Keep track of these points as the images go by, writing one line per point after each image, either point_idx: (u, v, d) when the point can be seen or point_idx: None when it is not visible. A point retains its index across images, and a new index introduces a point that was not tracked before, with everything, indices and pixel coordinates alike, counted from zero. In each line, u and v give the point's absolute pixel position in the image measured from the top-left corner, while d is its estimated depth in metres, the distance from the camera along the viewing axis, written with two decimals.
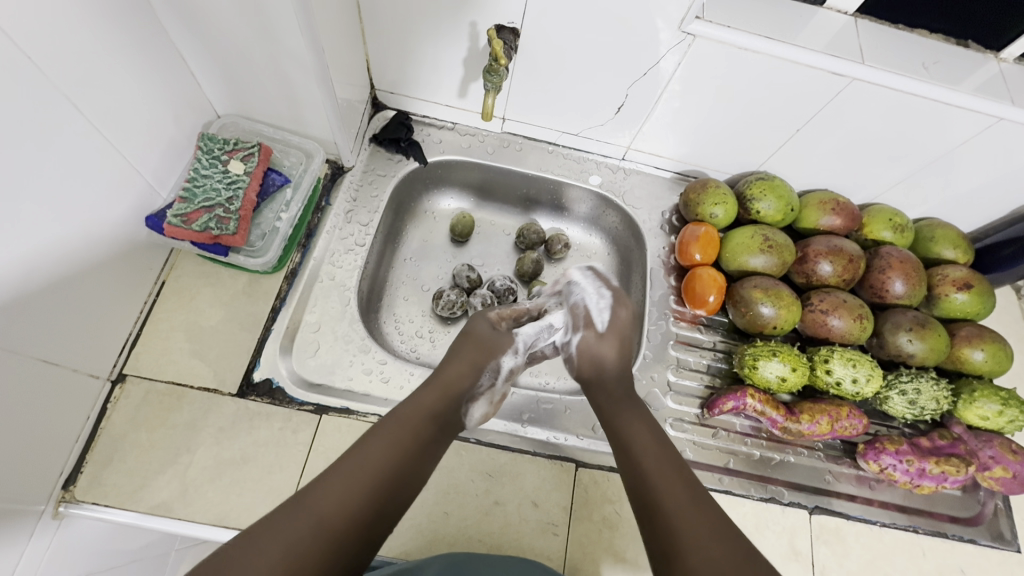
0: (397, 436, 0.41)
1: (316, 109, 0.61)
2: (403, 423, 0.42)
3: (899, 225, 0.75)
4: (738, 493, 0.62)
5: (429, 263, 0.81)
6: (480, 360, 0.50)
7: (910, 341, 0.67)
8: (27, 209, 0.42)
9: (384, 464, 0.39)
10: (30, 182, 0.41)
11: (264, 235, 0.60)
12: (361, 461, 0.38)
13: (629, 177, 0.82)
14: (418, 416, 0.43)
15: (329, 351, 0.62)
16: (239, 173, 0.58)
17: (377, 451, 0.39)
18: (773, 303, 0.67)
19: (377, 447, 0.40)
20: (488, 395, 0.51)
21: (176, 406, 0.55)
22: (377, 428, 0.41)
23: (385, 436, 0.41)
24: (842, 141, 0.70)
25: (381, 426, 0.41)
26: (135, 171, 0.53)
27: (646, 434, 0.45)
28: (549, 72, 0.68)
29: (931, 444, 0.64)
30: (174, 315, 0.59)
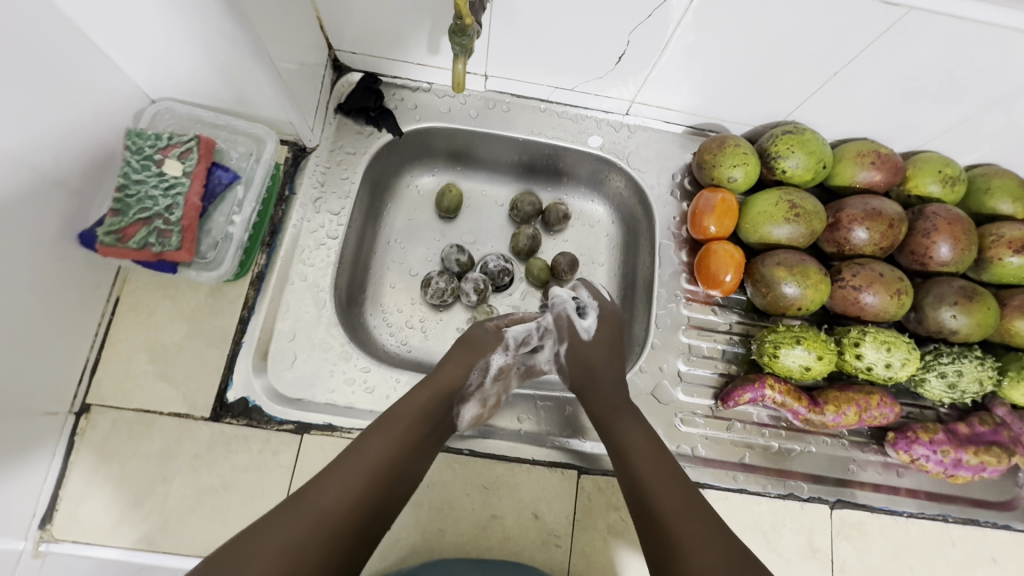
0: (393, 434, 0.44)
1: (261, 88, 0.52)
2: (400, 420, 0.45)
3: (949, 177, 0.65)
4: (755, 491, 0.58)
5: (415, 245, 0.74)
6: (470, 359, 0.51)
7: (953, 317, 0.60)
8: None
9: (379, 465, 0.41)
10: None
11: (216, 244, 0.51)
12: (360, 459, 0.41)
13: (635, 135, 0.72)
14: (412, 415, 0.46)
15: (307, 361, 0.57)
16: (178, 175, 0.49)
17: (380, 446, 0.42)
18: (798, 283, 0.59)
19: (374, 447, 0.42)
20: (479, 395, 0.53)
21: (146, 434, 0.51)
22: (392, 415, 0.45)
23: (380, 435, 0.43)
24: (891, 83, 0.59)
25: (380, 425, 0.44)
26: (53, 183, 0.45)
27: (650, 451, 0.47)
28: (535, 21, 0.57)
29: (970, 431, 0.58)
30: (133, 334, 0.54)
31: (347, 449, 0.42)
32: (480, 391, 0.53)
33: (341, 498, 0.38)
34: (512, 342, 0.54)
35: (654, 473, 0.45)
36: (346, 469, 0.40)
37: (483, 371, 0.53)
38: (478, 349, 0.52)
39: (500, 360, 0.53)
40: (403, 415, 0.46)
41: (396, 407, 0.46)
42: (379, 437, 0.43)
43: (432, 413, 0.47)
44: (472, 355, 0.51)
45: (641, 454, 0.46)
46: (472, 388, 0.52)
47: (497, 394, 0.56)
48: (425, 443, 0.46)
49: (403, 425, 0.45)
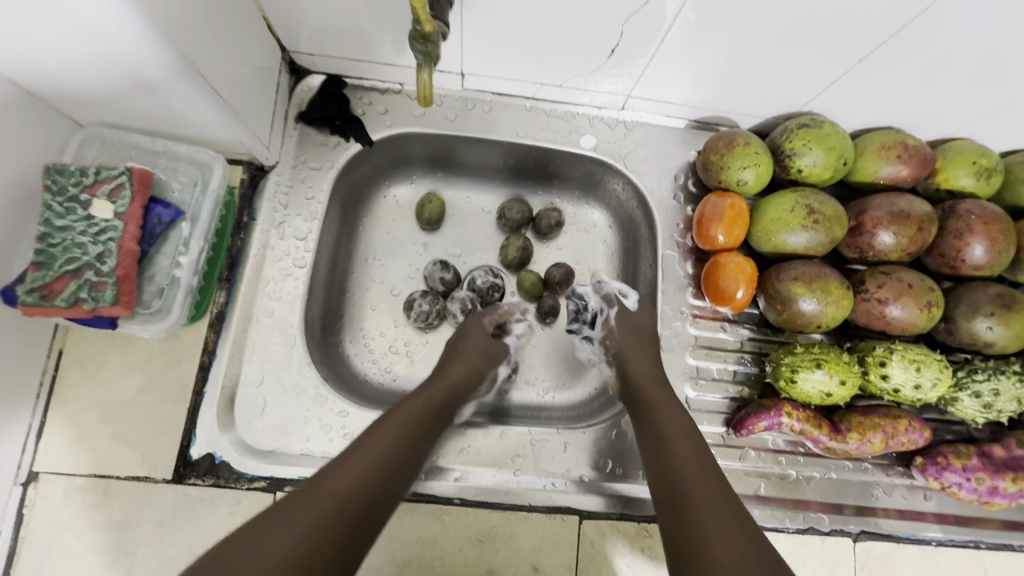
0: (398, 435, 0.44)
1: (199, 109, 0.45)
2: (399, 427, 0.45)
3: (984, 169, 0.58)
4: (771, 526, 0.54)
5: (395, 261, 0.68)
6: (480, 367, 0.56)
7: (989, 328, 0.54)
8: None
9: (390, 453, 0.42)
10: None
11: (162, 291, 0.45)
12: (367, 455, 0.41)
13: (632, 132, 0.64)
14: (426, 415, 0.48)
15: (278, 408, 0.52)
16: (109, 217, 0.43)
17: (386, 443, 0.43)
18: (818, 299, 0.53)
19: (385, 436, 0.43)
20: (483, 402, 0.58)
21: (103, 502, 0.47)
22: (404, 411, 0.47)
23: (395, 429, 0.44)
24: (925, 68, 0.51)
25: (387, 426, 0.44)
26: None
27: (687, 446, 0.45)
28: (513, 13, 0.49)
29: (1007, 455, 0.53)
30: (82, 391, 0.49)
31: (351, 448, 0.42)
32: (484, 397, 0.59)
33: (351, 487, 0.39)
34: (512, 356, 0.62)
35: (681, 460, 0.43)
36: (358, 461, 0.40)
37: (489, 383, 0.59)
38: (492, 361, 0.58)
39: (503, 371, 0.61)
40: (414, 412, 0.47)
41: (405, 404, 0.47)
42: (385, 437, 0.43)
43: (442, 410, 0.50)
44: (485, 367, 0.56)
45: (663, 425, 0.47)
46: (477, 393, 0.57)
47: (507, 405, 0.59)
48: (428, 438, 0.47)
49: (415, 422, 0.46)
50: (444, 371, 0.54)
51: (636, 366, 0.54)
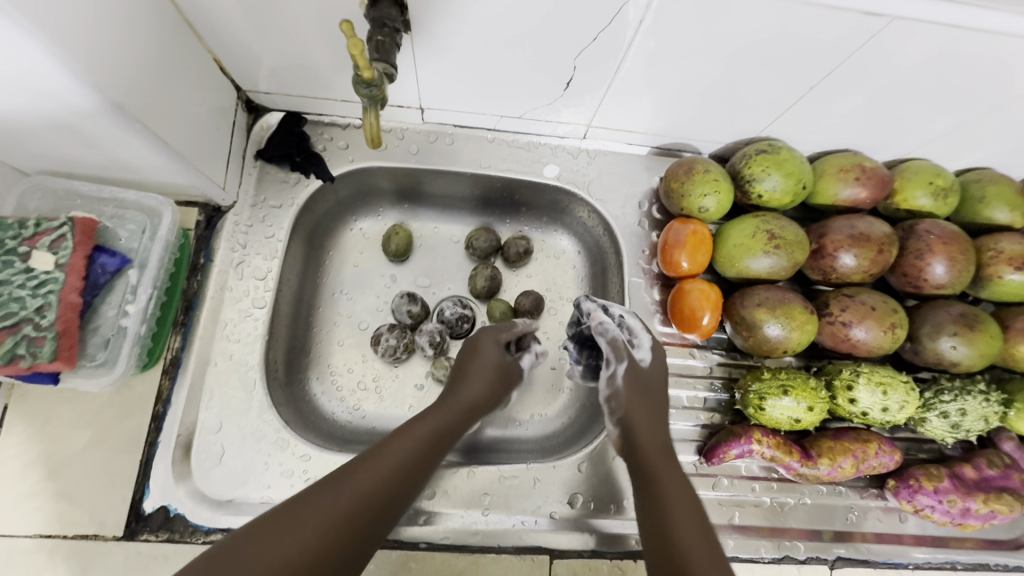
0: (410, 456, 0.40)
1: (146, 154, 0.44)
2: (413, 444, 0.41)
3: (941, 189, 0.59)
4: (746, 556, 0.53)
5: (363, 294, 0.67)
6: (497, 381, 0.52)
7: (953, 347, 0.54)
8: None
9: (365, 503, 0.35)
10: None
11: (107, 343, 0.44)
12: (354, 494, 0.35)
13: (595, 160, 0.65)
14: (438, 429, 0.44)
15: (237, 455, 0.51)
16: (49, 269, 0.41)
17: (386, 475, 0.37)
18: (783, 324, 0.53)
19: (391, 454, 0.39)
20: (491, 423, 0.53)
21: (47, 566, 0.44)
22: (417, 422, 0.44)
23: (395, 455, 0.39)
24: (873, 93, 0.52)
25: (394, 447, 0.40)
26: None
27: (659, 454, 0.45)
28: (467, 51, 0.49)
29: (977, 476, 0.53)
30: (27, 447, 0.47)
31: (352, 465, 0.37)
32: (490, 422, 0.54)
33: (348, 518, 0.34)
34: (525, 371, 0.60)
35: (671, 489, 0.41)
36: (362, 477, 0.37)
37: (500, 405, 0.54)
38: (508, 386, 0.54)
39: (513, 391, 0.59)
40: (435, 419, 0.45)
41: (414, 425, 0.42)
42: (390, 455, 0.39)
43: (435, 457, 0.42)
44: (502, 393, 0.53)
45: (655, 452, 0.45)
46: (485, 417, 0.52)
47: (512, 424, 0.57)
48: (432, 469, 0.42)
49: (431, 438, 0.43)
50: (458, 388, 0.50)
51: (644, 433, 0.47)
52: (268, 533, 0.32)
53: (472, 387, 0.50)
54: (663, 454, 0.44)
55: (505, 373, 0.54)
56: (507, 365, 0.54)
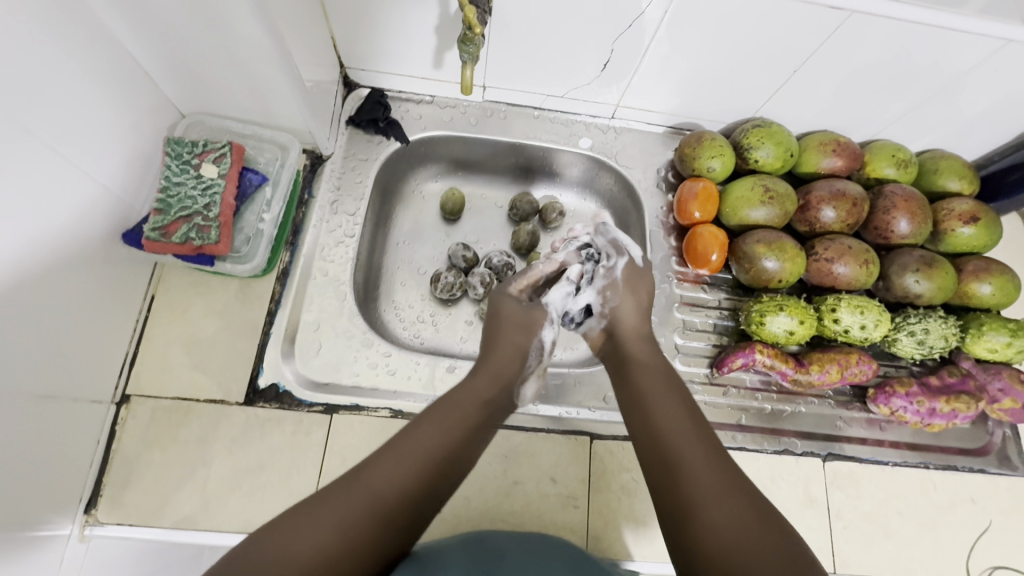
0: (450, 416, 0.45)
1: (286, 100, 0.58)
2: (456, 408, 0.46)
3: (902, 161, 0.73)
4: (752, 448, 0.63)
5: (423, 244, 0.79)
6: (522, 342, 0.55)
7: (917, 282, 0.66)
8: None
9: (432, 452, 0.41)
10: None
11: (249, 239, 0.56)
12: (408, 447, 0.41)
13: (621, 136, 0.79)
14: (470, 401, 0.47)
15: (332, 349, 0.61)
16: (214, 176, 0.54)
17: (432, 432, 0.43)
18: (777, 257, 0.65)
19: (425, 430, 0.43)
20: (538, 372, 0.57)
21: (184, 421, 0.55)
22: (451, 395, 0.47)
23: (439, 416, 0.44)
24: (842, 77, 0.66)
25: (441, 409, 0.45)
26: (88, 177, 0.48)
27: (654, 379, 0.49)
28: (527, 35, 0.64)
29: (940, 382, 0.64)
30: (169, 329, 0.58)
31: (401, 432, 0.42)
32: (538, 368, 0.57)
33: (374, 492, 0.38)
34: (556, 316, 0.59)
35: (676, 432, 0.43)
36: (392, 454, 0.40)
37: (538, 353, 0.56)
38: (530, 331, 0.56)
39: (551, 334, 0.58)
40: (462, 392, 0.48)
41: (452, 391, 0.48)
42: (434, 420, 0.44)
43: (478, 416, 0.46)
44: (524, 338, 0.55)
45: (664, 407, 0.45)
46: (529, 368, 0.56)
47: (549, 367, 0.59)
48: (484, 429, 0.47)
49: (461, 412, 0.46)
50: (489, 357, 0.53)
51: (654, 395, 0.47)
52: (329, 497, 0.37)
53: (498, 358, 0.53)
54: (654, 377, 0.49)
55: (521, 325, 0.56)
56: (526, 318, 0.57)
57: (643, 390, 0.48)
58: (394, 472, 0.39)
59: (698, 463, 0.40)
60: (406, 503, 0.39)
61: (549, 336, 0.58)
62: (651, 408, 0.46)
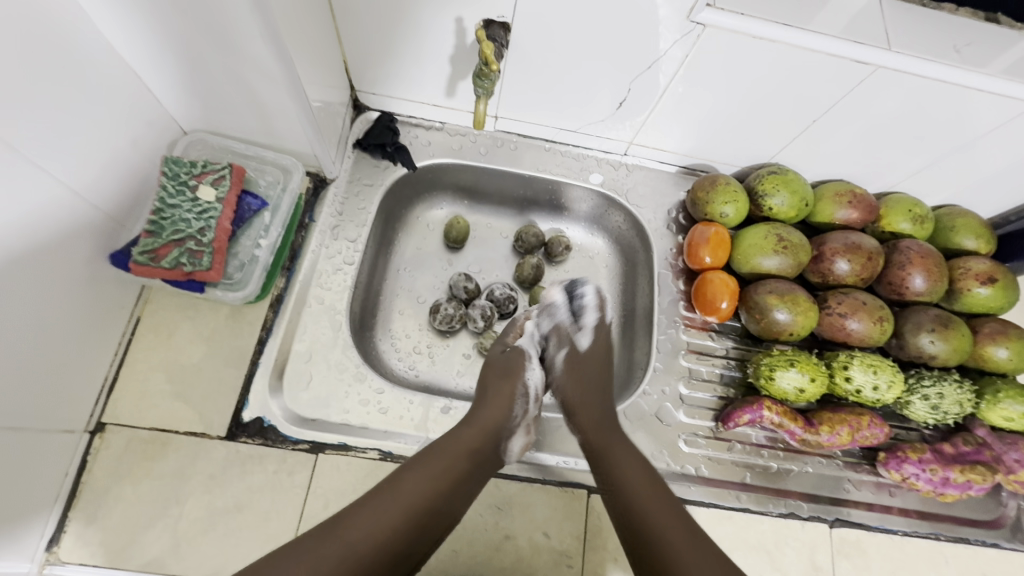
0: (435, 463, 0.46)
1: (291, 123, 0.56)
2: (442, 457, 0.47)
3: (918, 217, 0.71)
4: (756, 510, 0.60)
5: (423, 273, 0.76)
6: (511, 392, 0.56)
7: (932, 342, 0.64)
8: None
9: (417, 501, 0.43)
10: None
11: (243, 266, 0.54)
12: (395, 493, 0.43)
13: (633, 173, 0.77)
14: (456, 452, 0.48)
15: (322, 383, 0.58)
16: (211, 200, 0.53)
17: (425, 481, 0.44)
18: (789, 309, 0.63)
19: (410, 482, 0.44)
20: (525, 425, 0.56)
21: (161, 454, 0.52)
22: (434, 448, 0.48)
23: (426, 468, 0.46)
24: (863, 129, 0.65)
25: (427, 456, 0.47)
26: (75, 193, 0.46)
27: (632, 466, 0.50)
28: (543, 67, 0.62)
29: (954, 450, 0.61)
30: (153, 354, 0.55)
31: (390, 478, 0.44)
32: (525, 423, 0.56)
33: (359, 541, 0.39)
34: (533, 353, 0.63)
35: (641, 503, 0.46)
36: (376, 505, 0.41)
37: (524, 399, 0.57)
38: (513, 377, 0.58)
39: (534, 377, 0.60)
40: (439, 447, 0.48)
41: (438, 440, 0.49)
42: (423, 472, 0.45)
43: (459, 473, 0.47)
44: (510, 385, 0.57)
45: (630, 477, 0.49)
46: (518, 420, 0.55)
47: (539, 419, 0.59)
48: (467, 479, 0.48)
49: (446, 463, 0.47)
50: (477, 412, 0.54)
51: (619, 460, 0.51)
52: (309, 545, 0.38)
53: (487, 411, 0.54)
54: (630, 456, 0.51)
55: (505, 372, 0.59)
56: (503, 369, 0.59)
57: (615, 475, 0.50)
58: (379, 522, 0.41)
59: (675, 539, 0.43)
60: (383, 552, 0.40)
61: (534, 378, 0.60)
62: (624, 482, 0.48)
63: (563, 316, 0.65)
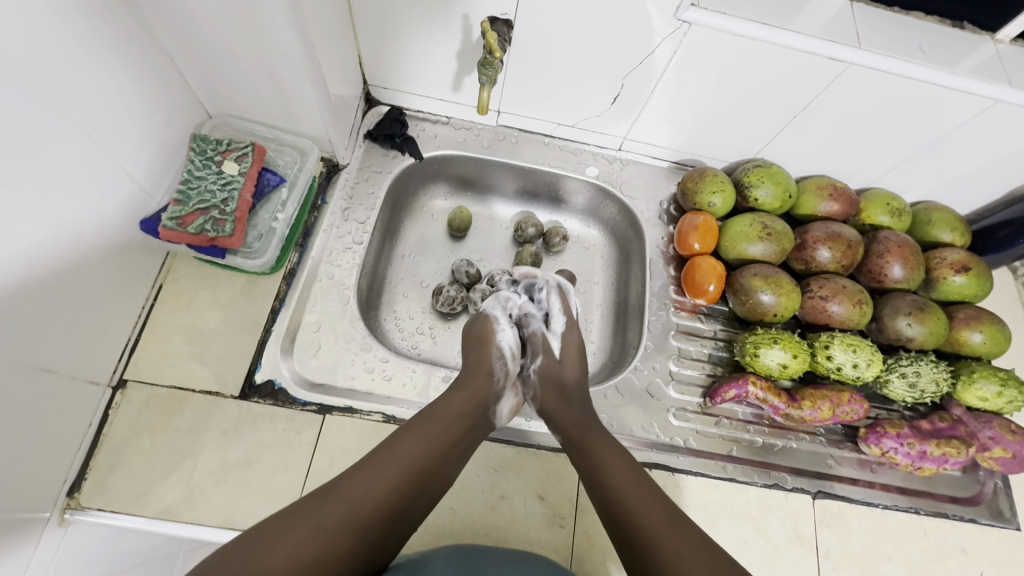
0: (429, 428, 0.48)
1: (310, 107, 0.61)
2: (436, 422, 0.49)
3: (896, 210, 0.75)
4: (742, 480, 0.63)
5: (427, 259, 0.80)
6: (490, 359, 0.58)
7: (909, 325, 0.68)
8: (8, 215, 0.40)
9: (415, 463, 0.45)
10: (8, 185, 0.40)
11: (261, 236, 0.60)
12: (394, 454, 0.45)
13: (627, 168, 0.82)
14: (449, 416, 0.50)
15: (330, 351, 0.62)
16: (234, 173, 0.58)
17: (421, 446, 0.47)
18: (773, 291, 0.67)
19: (407, 447, 0.46)
20: (510, 386, 0.59)
21: (178, 410, 0.55)
22: (427, 414, 0.50)
23: (419, 434, 0.48)
24: (841, 126, 0.70)
25: (422, 421, 0.49)
26: (112, 161, 0.50)
27: (613, 457, 0.50)
28: (543, 63, 0.67)
29: (931, 426, 0.64)
30: (173, 319, 0.59)
31: (385, 444, 0.46)
32: (511, 385, 0.59)
33: (364, 496, 0.42)
34: (503, 318, 0.62)
35: (621, 487, 0.47)
36: (381, 463, 0.44)
37: (503, 362, 0.59)
38: (487, 343, 0.59)
39: (510, 339, 0.61)
40: (432, 412, 0.50)
41: (432, 405, 0.51)
42: (418, 437, 0.47)
43: (454, 436, 0.49)
44: (484, 351, 0.58)
45: (608, 465, 0.49)
46: (501, 382, 0.57)
47: (529, 378, 0.61)
48: (461, 442, 0.50)
49: (439, 426, 0.49)
50: (466, 378, 0.56)
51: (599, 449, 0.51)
52: (315, 503, 0.41)
53: (474, 378, 0.56)
54: (608, 447, 0.51)
55: (484, 339, 0.60)
56: (482, 335, 0.60)
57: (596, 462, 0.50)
58: (381, 480, 0.43)
59: (657, 523, 0.44)
60: (387, 509, 0.42)
61: (506, 339, 0.61)
62: (604, 468, 0.49)
63: (538, 323, 0.63)
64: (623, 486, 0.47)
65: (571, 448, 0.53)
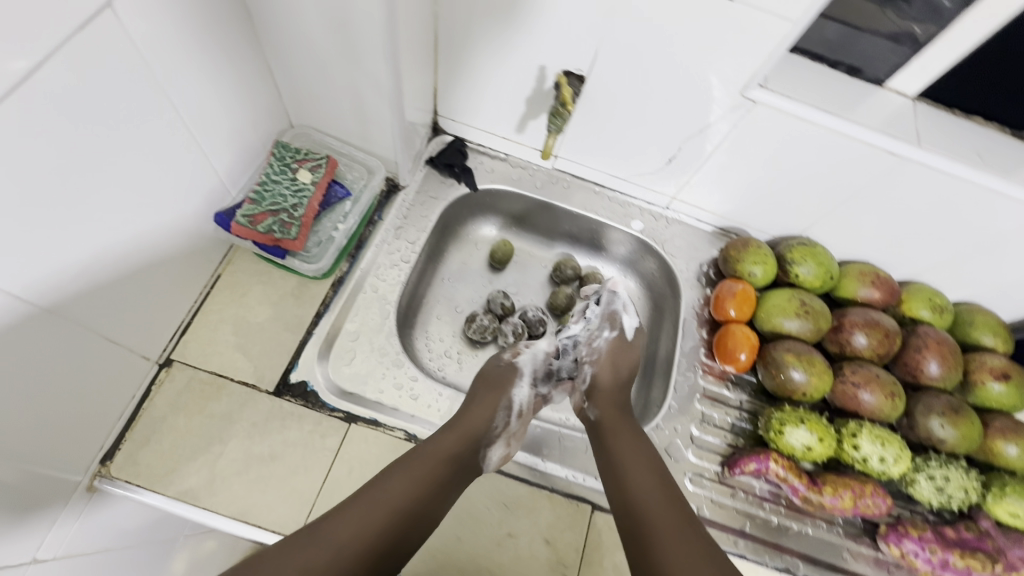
0: (417, 466, 0.50)
1: (383, 129, 0.65)
2: (424, 462, 0.51)
3: (938, 306, 0.75)
4: (754, 559, 0.62)
5: (465, 285, 0.83)
6: (495, 400, 0.61)
7: (941, 427, 0.66)
8: (103, 191, 0.44)
9: (399, 501, 0.47)
10: (110, 164, 0.44)
11: (321, 243, 0.65)
12: (380, 494, 0.46)
13: (671, 227, 0.83)
14: (436, 456, 0.52)
15: (363, 361, 0.63)
16: (306, 182, 0.62)
17: (405, 482, 0.48)
18: (805, 369, 0.67)
19: (392, 485, 0.47)
20: (506, 436, 0.60)
21: (215, 396, 0.57)
22: (418, 452, 0.52)
23: (406, 472, 0.49)
24: (891, 216, 0.70)
25: (410, 460, 0.51)
26: (201, 155, 0.54)
27: (635, 448, 0.55)
28: (606, 116, 0.70)
29: (956, 535, 0.63)
30: (225, 308, 0.62)
31: (370, 485, 0.47)
32: (508, 434, 0.60)
33: (347, 538, 0.42)
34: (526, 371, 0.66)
35: (637, 487, 0.50)
36: (363, 506, 0.45)
37: (507, 412, 0.61)
38: (500, 389, 0.62)
39: (522, 395, 0.63)
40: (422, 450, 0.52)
41: (421, 444, 0.53)
42: (407, 474, 0.49)
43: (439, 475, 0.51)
44: (496, 395, 0.61)
45: (631, 465, 0.53)
46: (496, 430, 0.59)
47: (520, 432, 0.62)
48: (447, 481, 0.51)
49: (427, 465, 0.51)
50: (462, 416, 0.58)
51: (625, 445, 0.55)
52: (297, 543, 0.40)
53: (469, 418, 0.58)
54: (633, 443, 0.55)
55: (495, 385, 0.63)
56: (493, 379, 0.64)
57: (620, 455, 0.54)
58: (363, 523, 0.44)
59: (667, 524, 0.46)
60: (369, 551, 0.43)
61: (519, 396, 0.63)
62: (625, 466, 0.53)
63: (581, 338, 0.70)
64: (639, 488, 0.50)
65: (599, 438, 0.58)
